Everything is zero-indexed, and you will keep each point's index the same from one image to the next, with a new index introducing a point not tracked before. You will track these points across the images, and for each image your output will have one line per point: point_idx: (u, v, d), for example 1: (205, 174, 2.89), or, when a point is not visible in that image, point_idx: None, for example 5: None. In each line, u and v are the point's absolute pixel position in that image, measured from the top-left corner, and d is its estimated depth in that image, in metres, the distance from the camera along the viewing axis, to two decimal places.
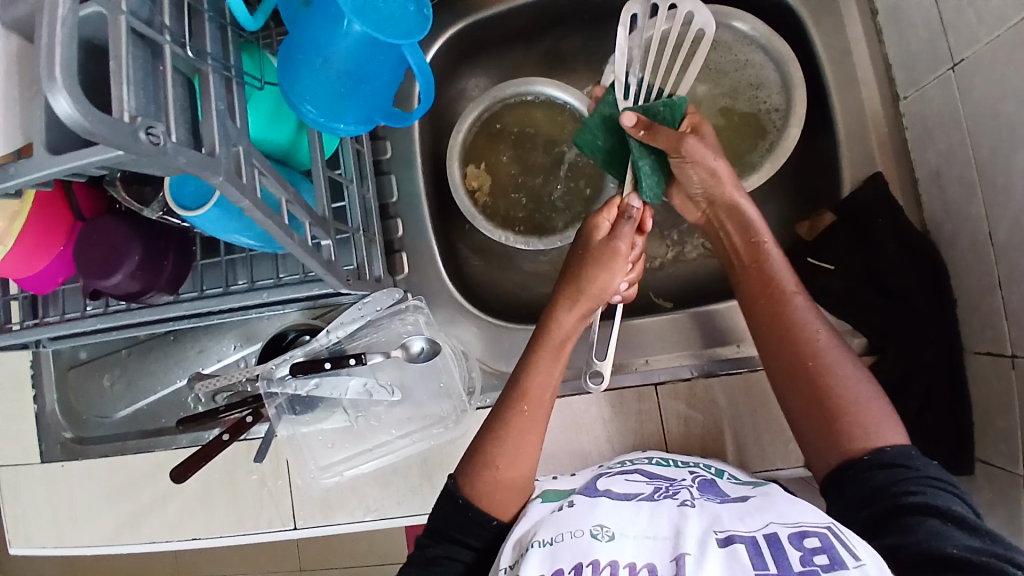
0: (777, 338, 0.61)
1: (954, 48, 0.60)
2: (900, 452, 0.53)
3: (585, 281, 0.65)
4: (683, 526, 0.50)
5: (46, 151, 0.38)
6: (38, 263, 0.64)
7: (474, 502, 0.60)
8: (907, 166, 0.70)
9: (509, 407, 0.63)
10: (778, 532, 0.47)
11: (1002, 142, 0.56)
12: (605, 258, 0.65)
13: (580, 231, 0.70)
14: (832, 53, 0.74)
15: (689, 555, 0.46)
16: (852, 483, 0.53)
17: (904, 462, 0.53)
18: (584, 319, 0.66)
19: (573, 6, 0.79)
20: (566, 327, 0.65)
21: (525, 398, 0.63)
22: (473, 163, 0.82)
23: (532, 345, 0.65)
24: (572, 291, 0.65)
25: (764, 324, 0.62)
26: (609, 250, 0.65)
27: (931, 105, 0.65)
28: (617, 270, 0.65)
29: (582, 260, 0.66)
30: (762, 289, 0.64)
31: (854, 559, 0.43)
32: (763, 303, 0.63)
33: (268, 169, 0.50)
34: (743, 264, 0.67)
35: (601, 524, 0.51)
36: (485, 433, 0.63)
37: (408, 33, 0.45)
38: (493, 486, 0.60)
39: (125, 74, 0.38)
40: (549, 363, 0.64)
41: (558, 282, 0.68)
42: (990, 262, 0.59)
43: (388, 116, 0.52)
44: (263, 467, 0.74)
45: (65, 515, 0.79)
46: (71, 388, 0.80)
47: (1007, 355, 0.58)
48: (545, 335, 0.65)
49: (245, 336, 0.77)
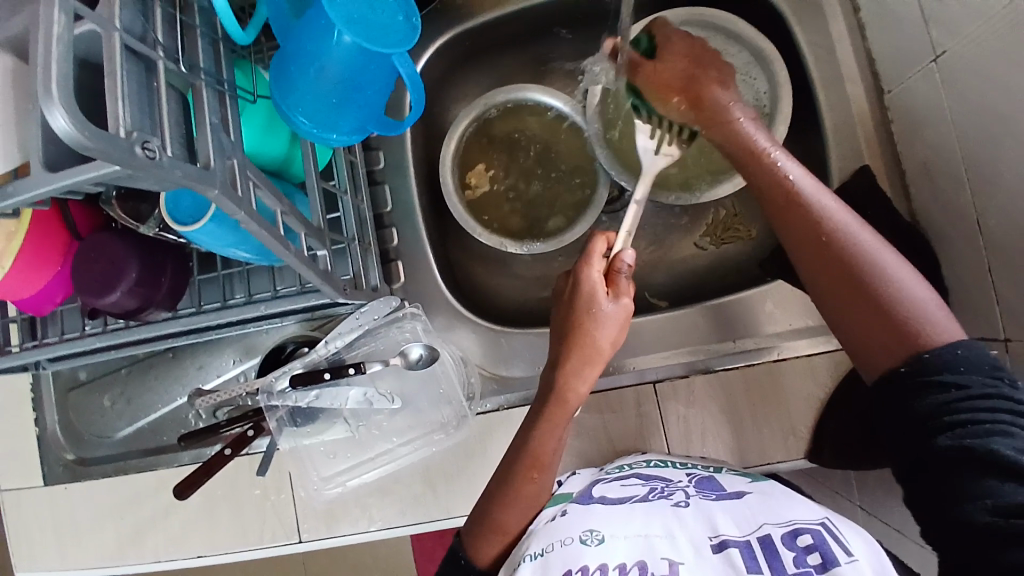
0: (795, 231, 0.56)
1: (936, 40, 0.61)
2: (948, 358, 0.46)
3: (598, 344, 0.61)
4: (675, 530, 0.52)
5: (43, 169, 0.39)
6: (35, 283, 0.65)
7: (470, 556, 0.61)
8: (894, 159, 0.71)
9: (518, 478, 0.61)
10: (771, 534, 0.49)
11: (986, 130, 0.57)
12: (607, 320, 0.61)
13: (570, 285, 0.63)
14: (816, 49, 0.75)
15: (682, 563, 0.47)
16: (896, 409, 0.48)
17: (947, 377, 0.46)
18: (593, 376, 0.62)
19: (559, 12, 0.80)
20: (583, 392, 0.62)
21: (537, 464, 0.61)
22: (481, 163, 0.84)
23: (542, 406, 0.62)
24: (586, 353, 0.61)
25: (793, 225, 0.56)
26: (616, 311, 0.61)
27: (916, 96, 0.66)
28: (619, 331, 0.62)
29: (585, 321, 0.60)
30: (773, 189, 0.58)
31: (846, 556, 0.43)
32: (784, 202, 0.57)
33: (263, 182, 0.50)
34: (764, 167, 0.60)
35: (591, 530, 0.53)
36: (498, 480, 0.62)
37: (398, 44, 0.45)
38: (499, 530, 0.60)
39: (120, 90, 0.38)
40: (561, 423, 0.61)
41: (558, 338, 0.63)
42: (979, 248, 0.61)
43: (381, 125, 0.53)
44: (266, 481, 0.74)
45: (69, 537, 0.78)
46: (71, 408, 0.80)
47: (1000, 341, 0.59)
48: (557, 404, 0.61)
49: (244, 350, 0.77)
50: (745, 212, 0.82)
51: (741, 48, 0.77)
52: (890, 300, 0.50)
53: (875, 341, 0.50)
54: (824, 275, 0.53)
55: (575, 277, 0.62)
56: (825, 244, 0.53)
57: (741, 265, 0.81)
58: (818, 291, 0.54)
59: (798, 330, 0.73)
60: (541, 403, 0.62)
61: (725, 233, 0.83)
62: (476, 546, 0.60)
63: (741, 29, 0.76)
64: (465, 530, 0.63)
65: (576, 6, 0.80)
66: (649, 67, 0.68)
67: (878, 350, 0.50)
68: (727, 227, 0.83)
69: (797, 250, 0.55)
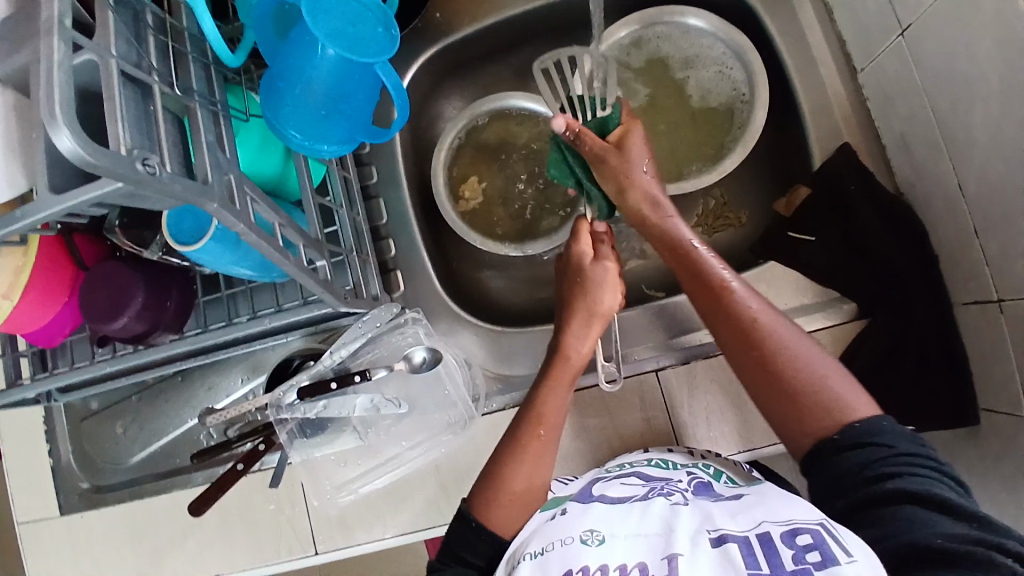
0: (721, 331, 0.62)
1: (902, 16, 0.64)
2: (869, 426, 0.54)
3: (593, 305, 0.67)
4: (673, 524, 0.51)
5: (48, 192, 0.40)
6: (44, 316, 0.66)
7: (482, 519, 0.60)
8: (873, 136, 0.73)
9: (525, 429, 0.64)
10: (769, 531, 0.47)
11: (957, 98, 0.59)
12: (600, 281, 0.68)
13: (562, 262, 0.72)
14: (788, 36, 0.77)
15: (680, 554, 0.47)
16: (830, 473, 0.54)
17: (876, 439, 0.53)
18: (594, 339, 0.67)
19: (537, 20, 0.83)
20: (584, 352, 0.67)
21: (541, 421, 0.64)
22: (475, 175, 0.85)
23: (547, 367, 0.67)
24: (583, 314, 0.67)
25: (721, 327, 0.62)
26: (602, 272, 0.68)
27: (888, 72, 0.68)
28: (611, 290, 0.68)
29: (579, 286, 0.68)
30: (699, 288, 0.64)
31: (845, 556, 0.42)
32: (707, 304, 0.63)
33: (260, 196, 0.52)
34: (686, 269, 0.65)
35: (591, 530, 0.52)
36: (504, 442, 0.64)
37: (378, 53, 0.47)
38: (509, 493, 0.60)
39: (120, 113, 0.40)
40: (563, 385, 0.66)
41: (560, 312, 0.69)
42: (964, 212, 0.62)
43: (369, 134, 0.55)
44: (280, 495, 0.75)
45: (87, 567, 0.79)
46: (85, 438, 0.81)
47: (994, 302, 0.60)
48: (559, 362, 0.66)
49: (252, 368, 0.78)
50: (733, 199, 0.84)
51: (715, 43, 0.79)
52: (802, 378, 0.57)
53: (804, 426, 0.56)
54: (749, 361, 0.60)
55: (567, 253, 0.71)
56: (745, 333, 0.60)
57: (732, 251, 0.82)
58: (738, 370, 0.61)
59: (793, 309, 0.74)
60: (515, 428, 0.65)
61: (715, 222, 0.84)
62: (490, 512, 0.60)
63: (711, 22, 0.78)
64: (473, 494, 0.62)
65: (554, 12, 0.82)
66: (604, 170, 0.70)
67: (788, 419, 0.57)
68: (717, 216, 0.83)
69: (725, 345, 0.62)
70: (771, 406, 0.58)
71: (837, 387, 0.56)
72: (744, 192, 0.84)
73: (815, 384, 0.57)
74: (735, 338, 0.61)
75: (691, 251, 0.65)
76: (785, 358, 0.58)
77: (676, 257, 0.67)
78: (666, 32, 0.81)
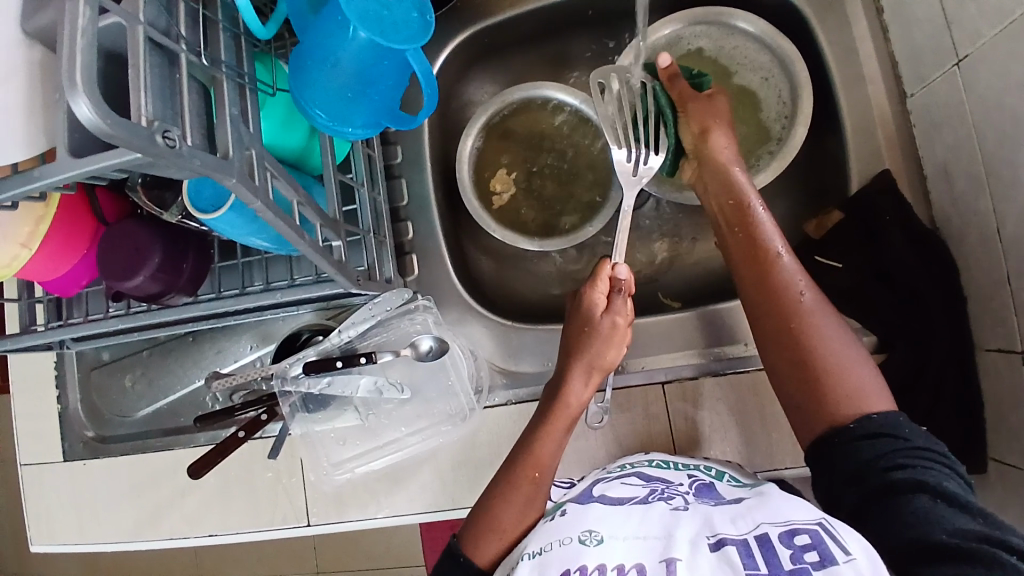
0: (762, 297, 0.62)
1: (958, 44, 0.60)
2: (890, 420, 0.54)
3: (596, 358, 0.67)
4: (674, 528, 0.50)
5: (68, 155, 0.40)
6: (62, 266, 0.67)
7: (470, 555, 0.60)
8: (915, 162, 0.70)
9: (518, 470, 0.64)
10: (768, 533, 0.47)
11: (1007, 137, 0.56)
12: (606, 334, 0.67)
13: (574, 303, 0.70)
14: (837, 50, 0.74)
15: (679, 559, 0.46)
16: (841, 461, 0.54)
17: (894, 432, 0.53)
18: (593, 389, 0.68)
19: (576, 9, 0.81)
20: (581, 398, 0.67)
21: (537, 465, 0.64)
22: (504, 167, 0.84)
23: (546, 411, 0.66)
24: (584, 365, 0.67)
25: (761, 298, 0.62)
26: (608, 325, 0.67)
27: (937, 99, 0.65)
28: (615, 344, 0.68)
29: (584, 335, 0.67)
30: (750, 249, 0.65)
31: (844, 554, 0.42)
32: (751, 267, 0.64)
33: (280, 172, 0.52)
34: (737, 231, 0.67)
35: (590, 531, 0.52)
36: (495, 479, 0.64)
37: (411, 39, 0.46)
38: (496, 531, 0.61)
39: (143, 81, 0.39)
40: (560, 427, 0.66)
41: (563, 356, 0.69)
42: (998, 256, 0.59)
43: (395, 120, 0.54)
44: (278, 465, 0.76)
45: (89, 513, 0.81)
46: (94, 387, 0.83)
47: (1018, 351, 0.58)
48: (558, 407, 0.66)
49: (261, 337, 0.79)
50: None
51: (761, 48, 0.76)
52: (827, 370, 0.57)
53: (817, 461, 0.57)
54: (774, 325, 0.61)
55: (581, 296, 0.69)
56: (784, 303, 0.61)
57: None
58: (762, 338, 0.62)
59: None
60: (510, 469, 0.64)
61: None
62: (476, 543, 0.61)
63: (759, 28, 0.75)
64: (465, 528, 0.63)
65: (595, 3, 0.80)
66: (692, 110, 0.72)
67: (803, 417, 0.58)
68: None
69: (756, 313, 0.63)
70: (786, 379, 0.59)
71: (866, 394, 0.56)
72: (774, 207, 0.81)
73: (843, 375, 0.57)
74: (775, 307, 0.61)
75: (751, 211, 0.67)
76: (815, 349, 0.58)
77: (730, 215, 0.68)
78: (710, 33, 0.78)
